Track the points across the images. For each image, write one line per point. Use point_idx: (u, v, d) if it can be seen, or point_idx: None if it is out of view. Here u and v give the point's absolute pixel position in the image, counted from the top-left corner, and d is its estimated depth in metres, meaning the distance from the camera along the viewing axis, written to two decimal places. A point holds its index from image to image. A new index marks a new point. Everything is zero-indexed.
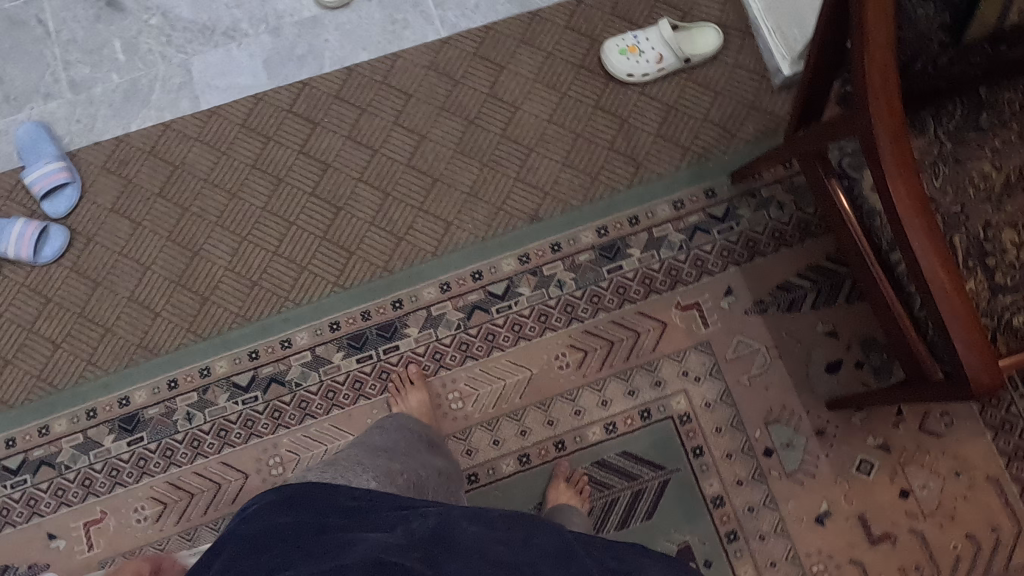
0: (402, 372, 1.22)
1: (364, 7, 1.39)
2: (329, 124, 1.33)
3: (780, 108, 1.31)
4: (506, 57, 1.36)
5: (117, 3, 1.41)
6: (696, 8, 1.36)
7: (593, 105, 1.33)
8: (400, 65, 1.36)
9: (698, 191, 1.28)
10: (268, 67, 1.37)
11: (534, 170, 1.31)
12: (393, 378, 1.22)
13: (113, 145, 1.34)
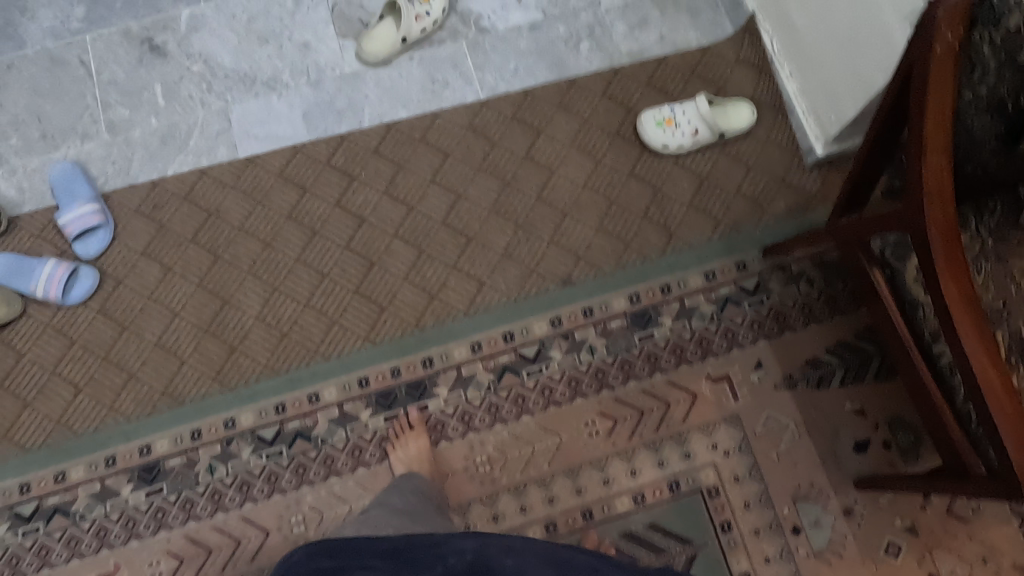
0: (403, 417, 1.22)
1: (405, 65, 1.41)
2: (365, 179, 1.34)
3: (813, 184, 1.32)
4: (543, 120, 1.38)
5: (160, 48, 1.43)
6: (731, 82, 1.39)
7: (627, 172, 1.35)
8: (438, 124, 1.37)
9: (730, 262, 1.30)
10: (307, 119, 1.38)
11: (567, 233, 1.32)
12: (393, 424, 1.21)
13: (148, 188, 1.34)
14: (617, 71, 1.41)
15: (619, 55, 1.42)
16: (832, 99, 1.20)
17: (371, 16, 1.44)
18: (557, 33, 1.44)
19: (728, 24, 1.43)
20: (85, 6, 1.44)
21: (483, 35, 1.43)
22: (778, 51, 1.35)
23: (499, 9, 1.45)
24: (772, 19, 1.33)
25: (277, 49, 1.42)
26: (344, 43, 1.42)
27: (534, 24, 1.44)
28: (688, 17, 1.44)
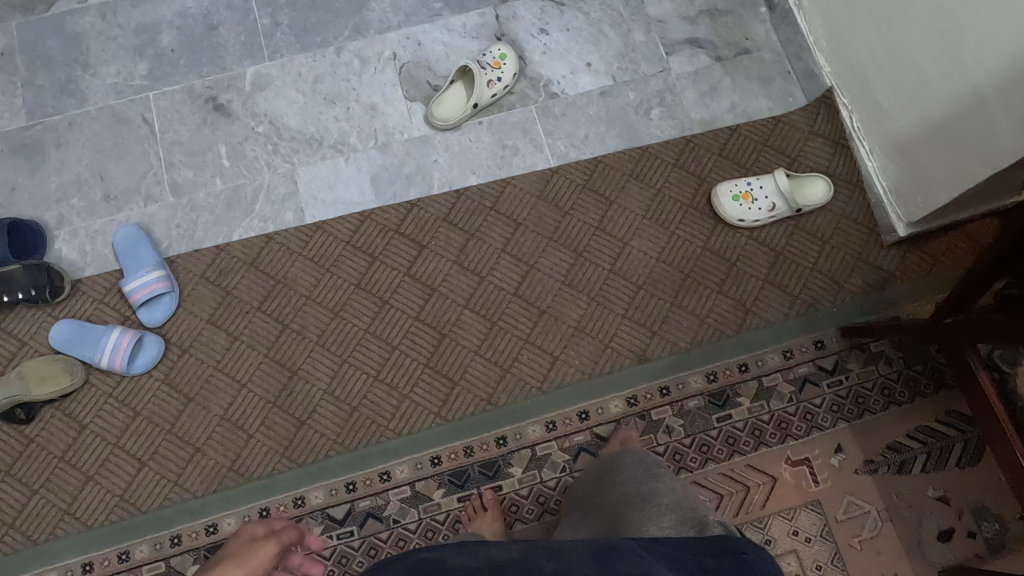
0: (476, 499, 1.18)
1: (475, 130, 1.39)
2: (435, 248, 1.32)
3: (890, 262, 1.30)
4: (615, 190, 1.36)
5: (224, 107, 1.40)
6: (805, 155, 1.37)
7: (702, 245, 1.33)
8: (509, 192, 1.35)
9: (808, 341, 1.27)
10: (376, 184, 1.36)
11: (642, 308, 1.29)
12: (467, 505, 1.18)
13: (213, 253, 1.32)
14: (689, 139, 1.39)
15: (690, 123, 1.40)
16: (924, 183, 1.18)
17: (440, 79, 1.43)
18: (627, 99, 1.42)
19: (801, 92, 1.41)
20: (148, 64, 1.43)
21: (553, 100, 1.41)
22: (857, 125, 1.33)
23: (569, 74, 1.43)
24: (854, 94, 1.32)
25: (344, 111, 1.40)
26: (412, 106, 1.41)
27: (605, 89, 1.42)
28: (759, 85, 1.42)
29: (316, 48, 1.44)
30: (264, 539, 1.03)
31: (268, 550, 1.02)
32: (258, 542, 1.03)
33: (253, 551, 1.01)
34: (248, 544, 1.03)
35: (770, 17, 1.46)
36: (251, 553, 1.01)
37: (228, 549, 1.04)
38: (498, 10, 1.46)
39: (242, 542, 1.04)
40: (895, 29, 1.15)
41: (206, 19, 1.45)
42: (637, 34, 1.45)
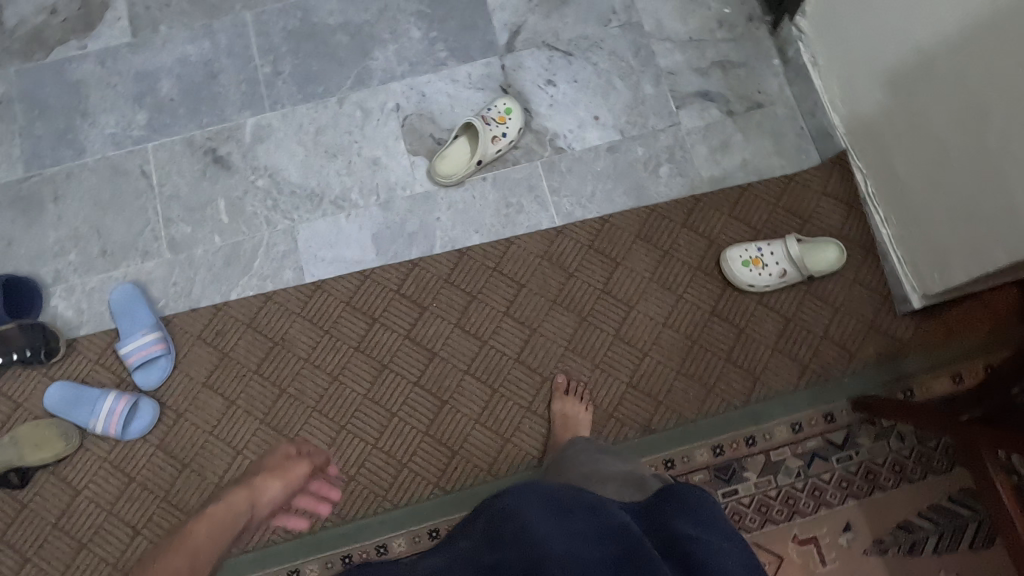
0: None
1: (479, 186, 1.36)
2: (437, 310, 1.29)
3: (903, 332, 1.26)
4: (622, 251, 1.32)
5: (224, 160, 1.38)
6: (818, 216, 1.32)
7: (709, 310, 1.29)
8: (512, 252, 1.32)
9: (818, 413, 1.24)
10: (377, 242, 1.33)
11: (647, 376, 1.26)
12: None
13: (211, 313, 1.29)
14: (698, 198, 1.35)
15: (700, 182, 1.36)
16: (941, 259, 1.14)
17: (444, 132, 1.40)
18: (636, 155, 1.38)
19: (815, 150, 1.36)
20: (147, 113, 1.40)
21: (559, 156, 1.38)
22: (871, 190, 1.29)
23: (576, 128, 1.40)
24: (869, 159, 1.27)
25: (346, 165, 1.37)
26: (415, 160, 1.38)
27: (612, 145, 1.39)
28: (771, 142, 1.38)
29: (318, 98, 1.41)
30: (299, 458, 1.03)
31: (300, 472, 1.00)
32: (294, 462, 1.01)
33: (292, 465, 1.00)
34: (281, 464, 1.00)
35: (785, 70, 1.42)
36: (287, 470, 0.99)
37: (261, 467, 1.01)
38: (504, 60, 1.43)
39: (279, 461, 1.01)
40: (915, 100, 1.12)
41: (207, 67, 1.43)
42: (647, 86, 1.42)
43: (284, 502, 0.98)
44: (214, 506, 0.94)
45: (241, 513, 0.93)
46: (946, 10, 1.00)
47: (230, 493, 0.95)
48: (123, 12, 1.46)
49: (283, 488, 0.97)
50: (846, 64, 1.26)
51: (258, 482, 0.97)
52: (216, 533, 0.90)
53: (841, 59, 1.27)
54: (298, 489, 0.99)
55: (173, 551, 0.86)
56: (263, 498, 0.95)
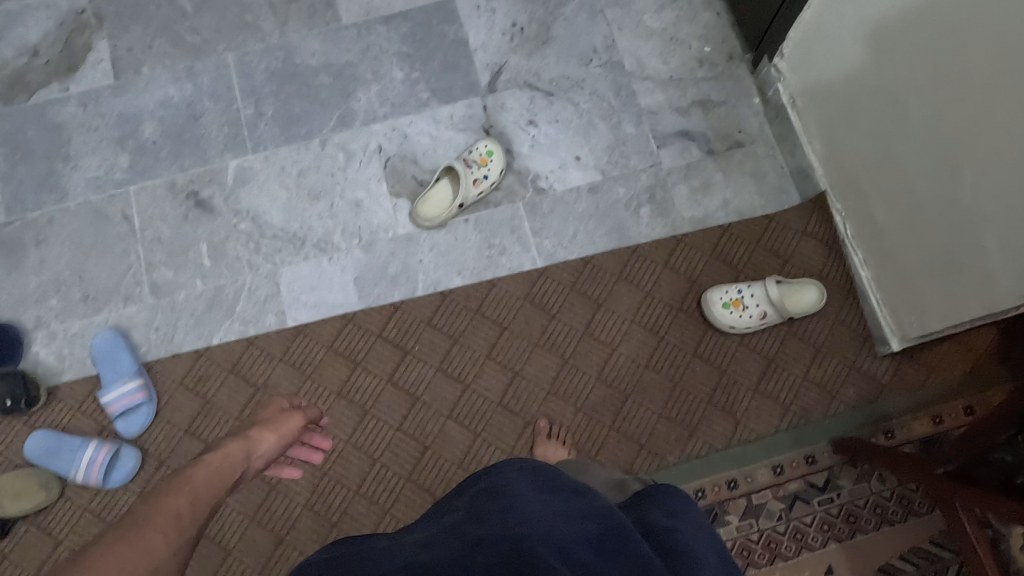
0: None
1: (461, 227, 1.36)
2: (418, 353, 1.29)
3: (883, 372, 1.27)
4: (604, 293, 1.32)
5: (206, 203, 1.38)
6: (797, 257, 1.33)
7: (691, 352, 1.29)
8: (494, 294, 1.32)
9: (799, 455, 1.24)
10: (359, 285, 1.34)
11: (629, 419, 1.26)
12: None
13: (193, 359, 1.29)
14: (679, 239, 1.36)
15: (682, 222, 1.37)
16: (919, 305, 1.15)
17: (426, 174, 1.40)
18: (617, 195, 1.38)
19: (795, 190, 1.37)
20: (129, 156, 1.40)
21: (541, 197, 1.38)
22: (850, 231, 1.30)
23: (557, 168, 1.40)
24: (847, 201, 1.28)
25: (328, 207, 1.38)
26: (397, 202, 1.38)
27: (594, 185, 1.39)
28: (752, 181, 1.39)
29: (300, 139, 1.41)
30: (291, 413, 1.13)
31: (291, 426, 1.10)
32: (285, 416, 1.11)
33: (283, 420, 1.10)
34: (276, 418, 1.10)
35: (765, 109, 1.43)
36: (279, 425, 1.09)
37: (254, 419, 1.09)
38: (486, 100, 1.44)
39: (271, 416, 1.10)
40: (891, 149, 1.12)
41: (190, 108, 1.43)
42: (628, 126, 1.42)
43: (277, 453, 1.07)
44: (213, 454, 0.98)
45: (241, 460, 1.00)
46: (924, 66, 1.01)
47: (229, 443, 1.01)
48: (105, 54, 1.46)
49: (276, 442, 1.07)
50: (822, 108, 1.27)
51: (254, 435, 1.05)
52: (208, 484, 0.93)
53: (818, 102, 1.28)
54: (289, 442, 1.09)
55: (170, 497, 0.88)
56: (260, 449, 1.03)
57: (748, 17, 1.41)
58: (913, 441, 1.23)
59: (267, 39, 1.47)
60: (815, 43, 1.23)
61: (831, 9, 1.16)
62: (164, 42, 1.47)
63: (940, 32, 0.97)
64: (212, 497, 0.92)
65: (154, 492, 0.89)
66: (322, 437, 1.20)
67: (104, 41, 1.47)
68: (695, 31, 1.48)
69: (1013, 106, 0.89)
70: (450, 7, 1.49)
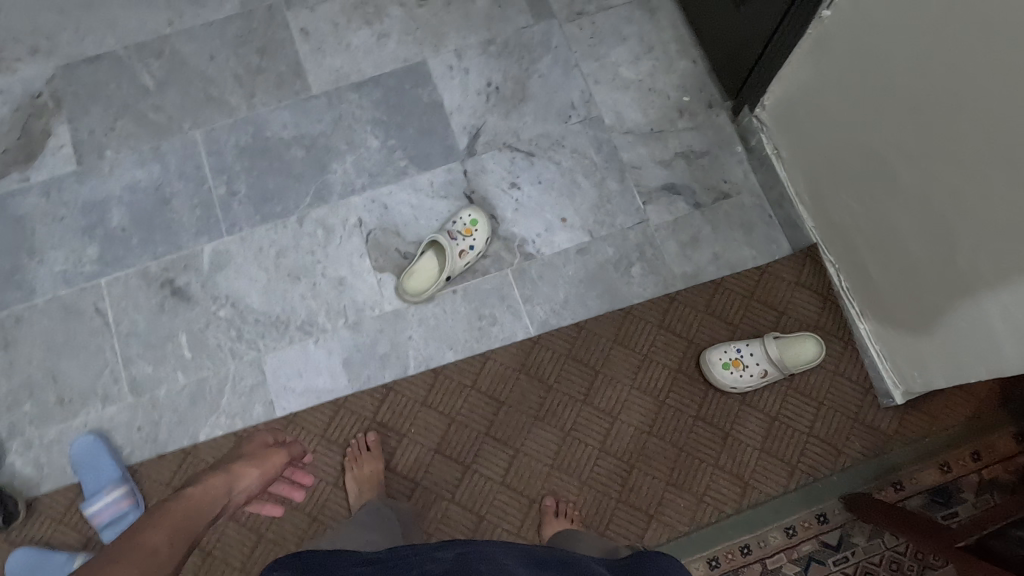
0: None
1: (449, 300, 1.33)
2: (416, 436, 1.26)
3: (887, 423, 1.26)
4: (601, 359, 1.30)
5: (183, 291, 1.32)
6: (792, 309, 1.31)
7: (693, 415, 1.27)
8: (489, 368, 1.29)
9: (810, 515, 1.22)
10: (348, 368, 1.29)
11: (635, 490, 1.24)
12: None
13: (181, 457, 1.24)
14: (672, 297, 1.33)
15: (674, 279, 1.34)
16: (921, 362, 1.14)
17: (410, 246, 1.36)
18: (606, 255, 1.36)
19: (785, 240, 1.35)
20: (98, 246, 1.35)
21: (529, 262, 1.35)
22: (845, 283, 1.28)
23: (543, 231, 1.37)
24: (840, 253, 1.27)
25: (310, 287, 1.33)
26: (382, 277, 1.34)
27: (582, 246, 1.36)
28: (741, 233, 1.37)
29: (277, 218, 1.37)
30: (274, 451, 1.08)
31: (275, 462, 1.05)
32: (270, 451, 1.07)
33: (267, 456, 1.05)
34: (259, 456, 1.05)
35: (748, 157, 1.41)
36: (263, 460, 1.04)
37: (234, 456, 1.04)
38: (466, 165, 1.40)
39: (253, 452, 1.05)
40: (881, 208, 1.11)
41: (158, 191, 1.38)
42: (612, 182, 1.40)
43: (259, 488, 1.02)
44: (195, 487, 0.92)
45: (223, 495, 0.94)
46: (911, 130, 0.99)
47: (211, 476, 0.95)
48: (66, 139, 1.40)
49: (259, 476, 1.01)
50: (806, 161, 1.25)
51: (236, 469, 0.99)
52: (191, 517, 0.85)
53: (800, 156, 1.26)
54: (273, 480, 1.04)
55: (151, 526, 0.80)
56: (242, 483, 0.97)
57: (726, 66, 1.40)
58: (922, 492, 1.22)
59: (235, 113, 1.42)
60: (796, 98, 1.21)
61: (812, 64, 1.14)
62: (127, 122, 1.41)
63: (928, 97, 0.95)
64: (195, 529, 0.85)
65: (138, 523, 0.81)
66: (304, 473, 1.15)
67: (64, 125, 1.41)
68: (672, 80, 1.46)
69: (1007, 176, 0.87)
70: (422, 70, 1.46)
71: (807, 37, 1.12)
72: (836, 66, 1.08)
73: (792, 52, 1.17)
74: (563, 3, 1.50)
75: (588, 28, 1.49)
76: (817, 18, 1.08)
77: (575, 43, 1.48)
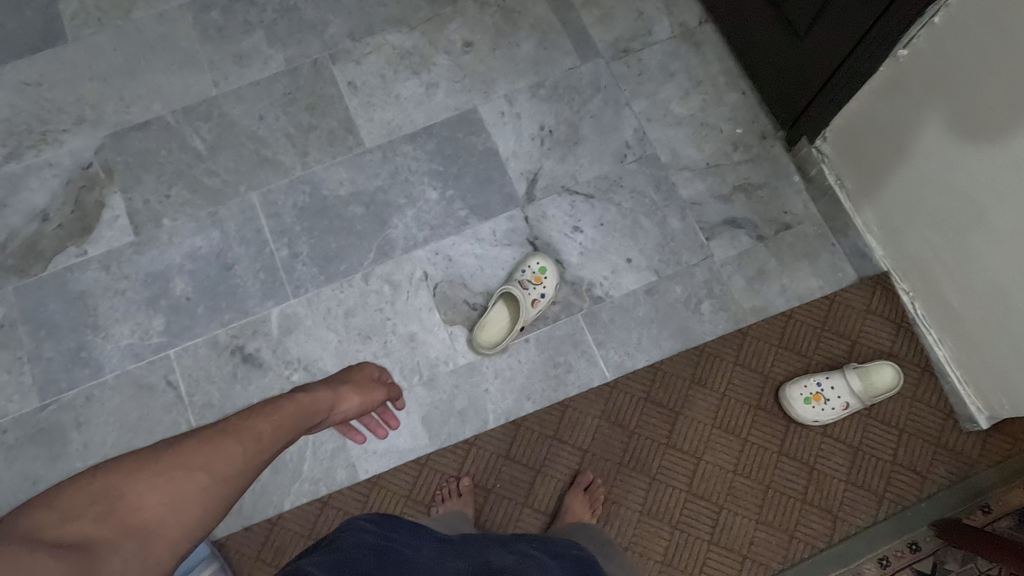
0: None
1: (522, 348, 1.32)
2: (502, 490, 1.25)
3: (970, 447, 1.26)
4: (680, 401, 1.29)
5: (253, 357, 1.31)
6: (864, 337, 1.32)
7: (776, 450, 1.27)
8: (569, 416, 1.29)
9: (902, 544, 1.21)
10: (428, 426, 1.28)
11: (727, 530, 1.23)
12: None
13: (267, 529, 1.22)
14: (744, 332, 1.33)
15: (744, 313, 1.35)
16: (1009, 390, 1.15)
17: (479, 296, 1.36)
18: (674, 294, 1.36)
19: (852, 268, 1.36)
20: (164, 317, 1.33)
21: (599, 305, 1.35)
22: (921, 310, 1.30)
23: (610, 273, 1.37)
24: (917, 283, 1.28)
25: (381, 345, 1.32)
26: (453, 330, 1.33)
27: (650, 286, 1.36)
28: (807, 263, 1.37)
29: (341, 277, 1.36)
30: (377, 385, 1.08)
31: (377, 397, 1.06)
32: (374, 386, 1.06)
33: (372, 388, 1.06)
34: (365, 384, 1.06)
35: (807, 187, 1.41)
36: (368, 391, 1.05)
37: (342, 374, 1.05)
38: (526, 211, 1.40)
39: (360, 378, 1.06)
40: (964, 239, 1.12)
41: (220, 258, 1.36)
42: (674, 220, 1.40)
43: (356, 414, 1.03)
44: (304, 394, 0.94)
45: (325, 409, 0.96)
46: (997, 164, 1.00)
47: (321, 388, 0.97)
48: (121, 209, 1.39)
49: (360, 404, 1.03)
50: (880, 196, 1.26)
51: (341, 389, 1.01)
52: (295, 418, 0.89)
53: (872, 189, 1.27)
54: (367, 412, 1.06)
55: (258, 418, 0.83)
56: (343, 406, 0.99)
57: (779, 98, 1.40)
58: (1011, 513, 1.22)
59: (290, 173, 1.42)
60: (866, 133, 1.23)
61: (885, 100, 1.16)
62: (181, 189, 1.40)
63: (1012, 134, 0.96)
64: (296, 429, 0.88)
65: (215, 426, 0.79)
66: (393, 416, 1.21)
67: (117, 195, 1.39)
68: (724, 114, 1.46)
69: None
70: (473, 118, 1.45)
71: (879, 74, 1.15)
72: (915, 102, 1.10)
73: (862, 89, 1.19)
74: (609, 42, 1.51)
75: (635, 65, 1.49)
76: (892, 56, 1.10)
77: (624, 82, 1.48)
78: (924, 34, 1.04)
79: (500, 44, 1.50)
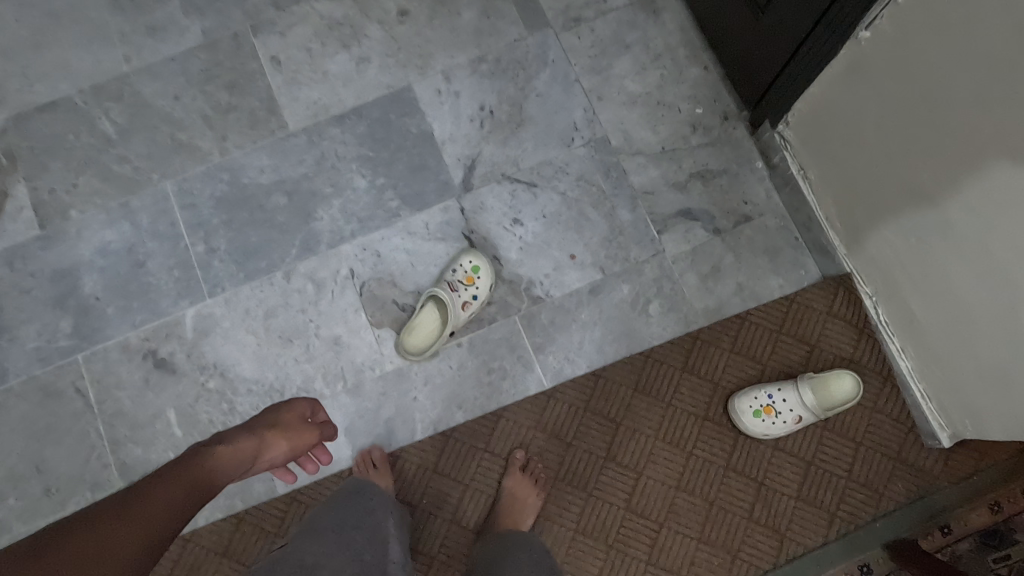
0: None
1: (454, 353, 1.23)
2: (429, 506, 1.18)
3: (932, 463, 1.17)
4: (621, 411, 1.20)
5: (167, 362, 1.23)
6: (824, 343, 1.22)
7: (722, 465, 1.18)
8: (502, 427, 1.20)
9: (853, 566, 1.13)
10: (351, 436, 1.20)
11: (666, 550, 1.15)
12: None
13: (179, 546, 1.16)
14: (694, 336, 1.23)
15: (695, 314, 1.24)
16: (973, 410, 1.05)
17: (409, 296, 1.26)
18: (621, 294, 1.25)
19: (814, 266, 1.25)
20: (72, 318, 1.25)
21: (538, 306, 1.25)
22: (884, 316, 1.19)
23: (551, 271, 1.26)
24: (879, 287, 1.17)
25: (303, 349, 1.23)
26: (380, 333, 1.24)
27: (594, 286, 1.26)
28: (766, 259, 1.26)
29: (262, 274, 1.26)
30: (311, 426, 0.98)
31: (308, 441, 0.97)
32: (305, 428, 0.97)
33: (303, 434, 0.97)
34: (296, 424, 0.96)
35: (770, 175, 1.29)
36: (297, 435, 0.95)
37: (272, 414, 0.96)
38: (462, 202, 1.29)
39: (292, 419, 0.96)
40: (927, 246, 1.00)
41: (132, 253, 1.27)
42: (623, 211, 1.28)
43: (282, 461, 0.96)
44: (220, 449, 0.86)
45: (247, 462, 0.89)
46: (965, 169, 0.88)
47: (238, 439, 0.89)
48: (26, 200, 1.29)
49: (288, 452, 0.95)
50: (841, 190, 1.14)
51: (269, 437, 0.93)
52: (207, 482, 0.81)
53: (833, 183, 1.15)
54: (297, 455, 0.97)
55: (160, 487, 0.75)
56: (267, 456, 0.92)
57: (742, 76, 1.27)
58: (971, 534, 1.13)
59: (207, 159, 1.30)
60: (828, 122, 1.10)
61: (847, 87, 1.03)
62: (90, 177, 1.30)
63: (983, 138, 0.83)
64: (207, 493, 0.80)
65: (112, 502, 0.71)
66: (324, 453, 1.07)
67: (21, 185, 1.29)
68: (683, 91, 1.33)
69: None
70: (408, 96, 1.33)
71: (841, 58, 1.01)
72: (877, 92, 0.97)
73: (823, 73, 1.06)
74: (558, 9, 1.36)
75: (587, 36, 1.35)
76: (855, 38, 0.97)
77: (574, 55, 1.34)
78: (887, 15, 0.91)
79: (439, 13, 1.36)
